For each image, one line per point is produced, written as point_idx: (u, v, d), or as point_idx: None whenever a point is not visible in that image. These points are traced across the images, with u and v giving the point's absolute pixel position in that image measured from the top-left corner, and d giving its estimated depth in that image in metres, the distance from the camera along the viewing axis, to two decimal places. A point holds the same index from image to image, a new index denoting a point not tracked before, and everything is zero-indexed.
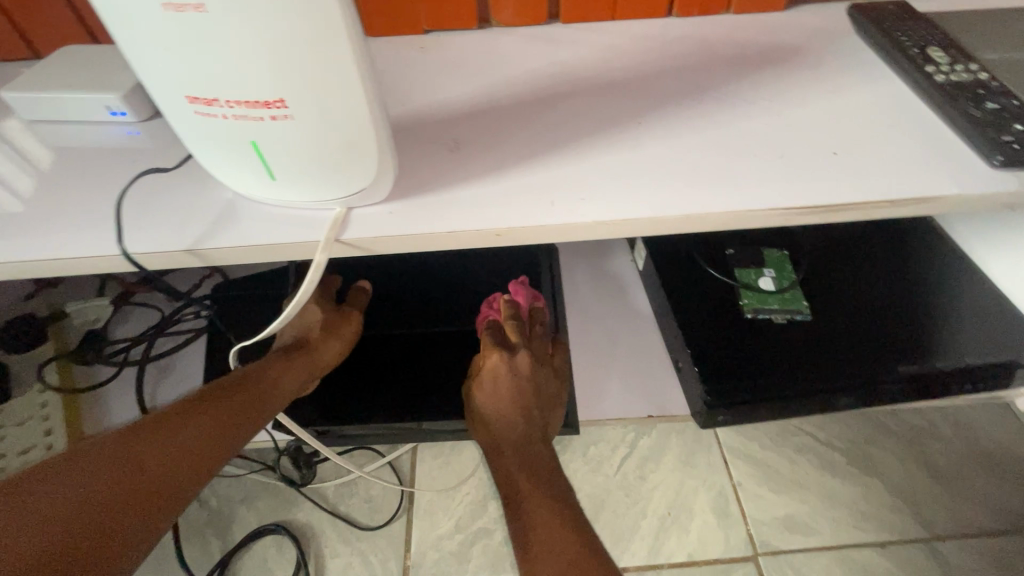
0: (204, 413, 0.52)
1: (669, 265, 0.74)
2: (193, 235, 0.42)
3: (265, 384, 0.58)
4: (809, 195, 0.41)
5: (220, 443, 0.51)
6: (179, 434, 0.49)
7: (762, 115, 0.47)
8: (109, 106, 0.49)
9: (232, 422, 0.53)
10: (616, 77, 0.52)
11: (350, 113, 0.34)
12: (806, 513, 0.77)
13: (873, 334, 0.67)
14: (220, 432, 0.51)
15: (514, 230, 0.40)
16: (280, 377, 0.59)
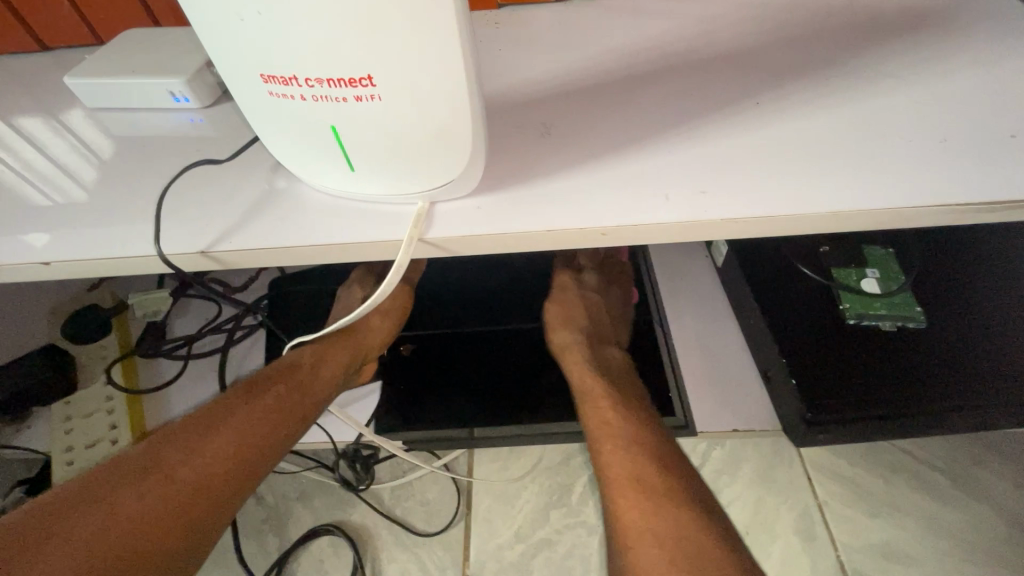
0: (249, 409, 0.49)
1: (757, 264, 0.67)
2: (261, 232, 0.38)
3: (311, 371, 0.54)
4: (983, 188, 0.33)
5: (263, 443, 0.48)
6: (218, 436, 0.46)
7: (910, 92, 0.40)
8: (173, 91, 0.46)
9: (275, 418, 0.49)
10: (724, 51, 0.45)
11: (446, 92, 0.30)
12: (905, 540, 0.69)
13: (1005, 346, 0.58)
14: (264, 429, 0.48)
15: (625, 229, 0.34)
16: (325, 365, 0.55)
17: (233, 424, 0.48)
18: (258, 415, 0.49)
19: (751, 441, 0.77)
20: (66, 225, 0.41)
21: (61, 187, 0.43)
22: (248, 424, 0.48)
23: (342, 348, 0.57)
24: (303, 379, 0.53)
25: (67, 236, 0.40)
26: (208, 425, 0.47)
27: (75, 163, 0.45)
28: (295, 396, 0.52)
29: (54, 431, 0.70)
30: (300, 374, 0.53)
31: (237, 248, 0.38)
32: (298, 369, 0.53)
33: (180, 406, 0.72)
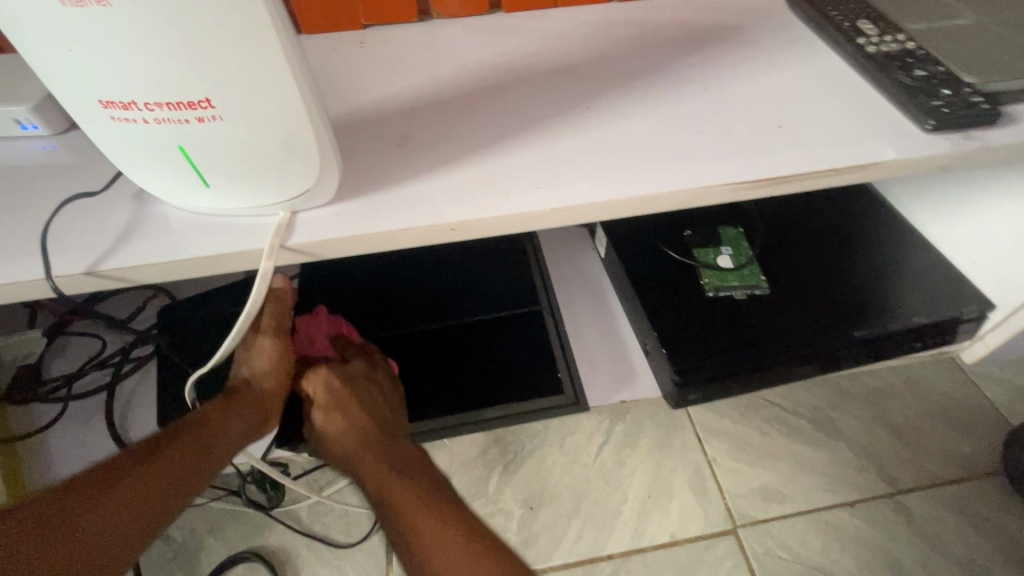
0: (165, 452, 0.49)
1: (631, 251, 0.75)
2: (122, 252, 0.39)
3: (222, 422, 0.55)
4: (757, 167, 0.41)
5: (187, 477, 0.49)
6: (120, 492, 0.45)
7: (709, 94, 0.47)
8: (18, 119, 0.45)
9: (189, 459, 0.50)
10: (563, 64, 0.51)
11: (284, 110, 0.32)
12: (779, 481, 0.79)
13: (829, 302, 0.68)
14: (170, 483, 0.48)
15: (469, 223, 0.39)
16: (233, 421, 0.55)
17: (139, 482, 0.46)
18: (166, 469, 0.48)
19: (647, 412, 0.85)
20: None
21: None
22: (153, 478, 0.47)
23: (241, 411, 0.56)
24: (209, 433, 0.53)
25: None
26: (103, 484, 0.44)
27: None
28: (205, 448, 0.51)
29: None
30: (207, 431, 0.53)
31: (96, 269, 0.38)
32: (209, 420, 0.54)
33: (63, 450, 0.68)
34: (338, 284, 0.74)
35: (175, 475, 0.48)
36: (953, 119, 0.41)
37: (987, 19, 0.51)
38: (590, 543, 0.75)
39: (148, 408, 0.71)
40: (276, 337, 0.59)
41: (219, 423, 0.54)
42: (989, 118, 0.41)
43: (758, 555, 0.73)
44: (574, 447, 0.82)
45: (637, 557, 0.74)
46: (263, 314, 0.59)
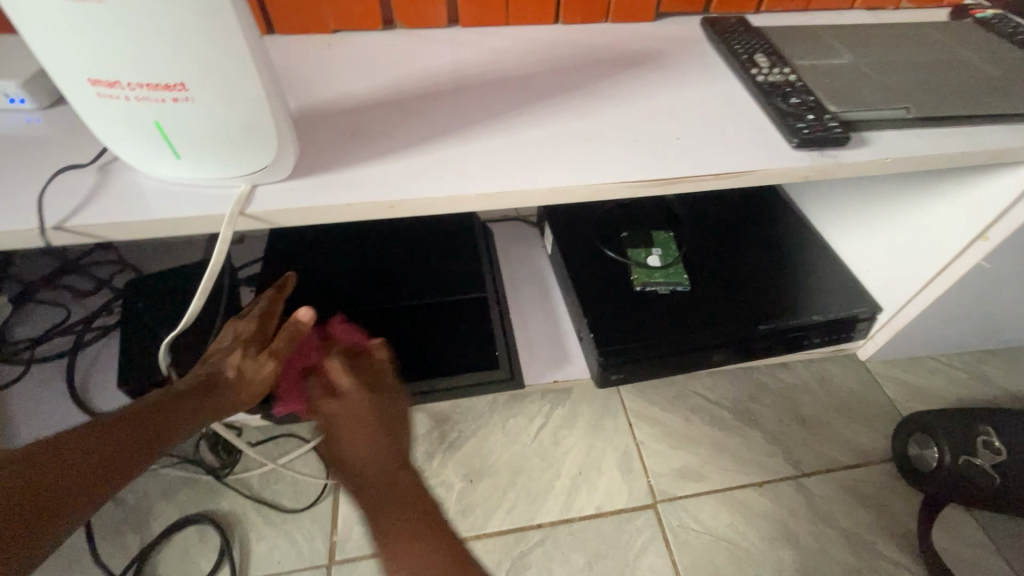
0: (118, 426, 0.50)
1: (573, 248, 0.83)
2: (96, 209, 0.44)
3: (177, 406, 0.55)
4: (654, 170, 0.49)
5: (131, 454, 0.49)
6: (54, 461, 0.44)
7: (625, 108, 0.55)
8: (6, 93, 0.50)
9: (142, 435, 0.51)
10: (505, 75, 0.59)
11: (248, 97, 0.39)
12: (698, 462, 0.87)
13: (740, 299, 0.78)
14: (111, 457, 0.47)
15: (405, 202, 0.45)
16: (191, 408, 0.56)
17: (72, 450, 0.46)
18: (103, 442, 0.48)
19: (584, 398, 0.93)
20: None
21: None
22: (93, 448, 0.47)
23: (203, 400, 0.57)
24: (152, 414, 0.53)
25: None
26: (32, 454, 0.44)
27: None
28: (158, 424, 0.53)
29: None
30: (167, 409, 0.54)
31: (76, 225, 0.43)
32: (164, 403, 0.55)
33: (22, 408, 0.71)
34: (298, 264, 0.80)
35: (114, 450, 0.48)
36: (813, 138, 0.50)
37: (861, 59, 0.60)
38: (523, 514, 0.81)
39: (109, 373, 0.75)
40: (252, 323, 0.64)
41: (168, 406, 0.54)
42: (840, 140, 0.51)
43: (674, 526, 0.81)
44: (515, 427, 0.89)
45: (564, 527, 0.80)
46: (261, 306, 0.67)
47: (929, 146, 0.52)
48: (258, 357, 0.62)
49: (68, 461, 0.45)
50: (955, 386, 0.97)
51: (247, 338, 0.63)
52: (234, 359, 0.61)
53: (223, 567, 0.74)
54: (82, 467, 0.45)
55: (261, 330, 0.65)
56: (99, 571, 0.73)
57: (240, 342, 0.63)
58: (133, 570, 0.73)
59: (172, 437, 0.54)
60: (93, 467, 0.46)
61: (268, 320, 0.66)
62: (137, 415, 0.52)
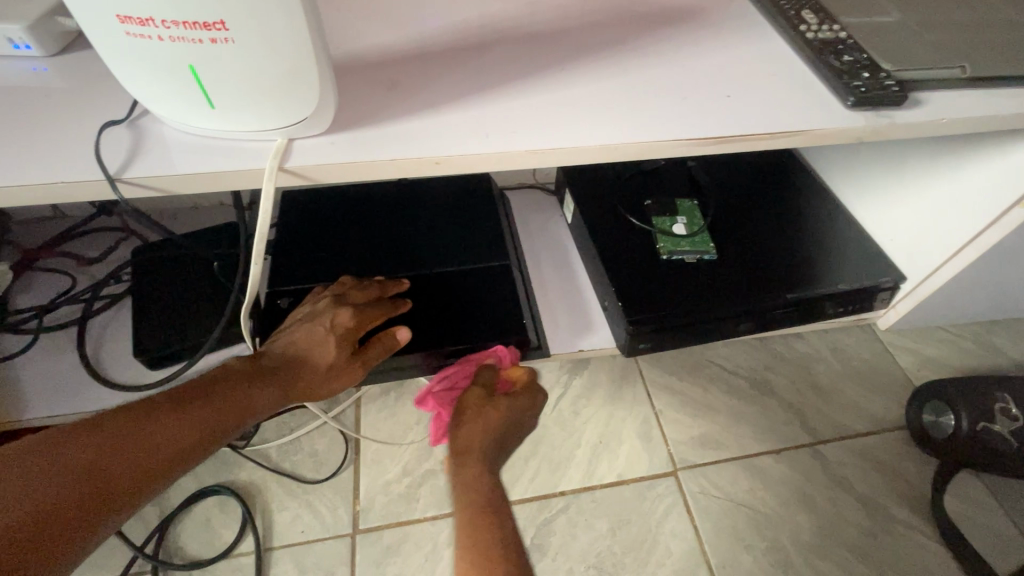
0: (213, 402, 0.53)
1: (596, 216, 0.81)
2: (124, 164, 0.41)
3: (262, 384, 0.56)
4: (707, 128, 0.47)
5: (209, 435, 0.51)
6: (71, 468, 0.43)
7: (670, 64, 0.53)
8: (12, 38, 0.46)
9: (224, 415, 0.53)
10: (542, 28, 0.56)
11: (291, 39, 0.36)
12: (716, 431, 0.88)
13: (767, 267, 0.77)
14: (195, 440, 0.50)
15: (452, 158, 0.43)
16: (267, 389, 0.57)
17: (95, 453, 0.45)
18: (134, 448, 0.47)
19: (602, 368, 0.92)
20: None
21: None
22: (116, 454, 0.46)
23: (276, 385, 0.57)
24: (186, 410, 0.51)
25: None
26: (48, 457, 0.43)
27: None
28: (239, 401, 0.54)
29: None
30: (249, 388, 0.56)
31: (103, 179, 0.40)
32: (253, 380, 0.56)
33: (32, 378, 0.68)
34: (314, 230, 0.76)
35: (142, 457, 0.47)
36: (869, 96, 0.48)
37: (909, 17, 0.58)
38: (545, 482, 0.81)
39: (122, 341, 0.72)
40: (351, 317, 0.63)
41: (213, 402, 0.53)
42: (896, 99, 0.49)
43: (694, 493, 0.82)
44: None
45: (587, 494, 0.81)
46: (365, 298, 0.66)
47: (985, 108, 0.50)
48: (348, 363, 0.62)
49: (155, 438, 0.48)
50: (966, 355, 0.98)
51: (342, 338, 0.62)
52: (316, 353, 0.61)
53: (246, 537, 0.74)
54: (99, 478, 0.44)
55: (359, 330, 0.63)
56: (120, 542, 0.72)
57: (336, 339, 0.62)
58: (154, 541, 0.72)
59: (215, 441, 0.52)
60: (110, 478, 0.45)
61: (372, 319, 0.65)
62: (179, 411, 0.51)
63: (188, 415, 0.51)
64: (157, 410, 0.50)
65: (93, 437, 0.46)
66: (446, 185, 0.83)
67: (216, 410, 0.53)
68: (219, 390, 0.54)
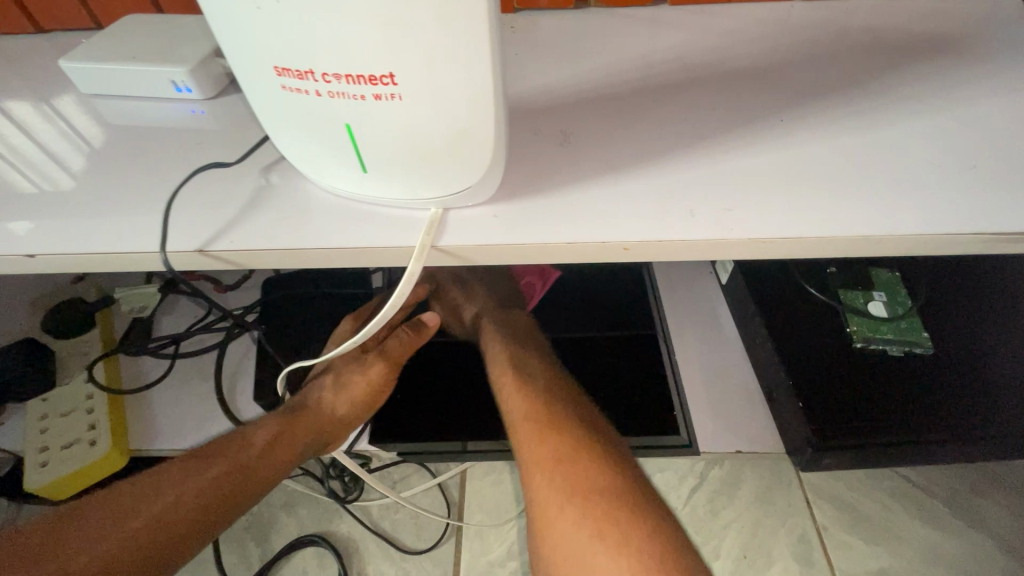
0: (240, 450, 0.54)
1: (764, 282, 0.67)
2: (264, 232, 0.36)
3: (288, 429, 0.58)
4: (1014, 217, 0.33)
5: (248, 480, 0.52)
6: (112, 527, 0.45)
7: (935, 113, 0.39)
8: (174, 80, 0.45)
9: (257, 459, 0.54)
10: (747, 64, 0.45)
11: (470, 97, 0.28)
12: (902, 568, 0.68)
13: (1007, 374, 0.58)
14: (231, 485, 0.51)
15: (645, 243, 0.33)
16: (304, 430, 0.58)
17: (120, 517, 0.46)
18: (166, 498, 0.48)
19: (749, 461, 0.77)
20: (9, 225, 0.39)
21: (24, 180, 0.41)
22: (154, 503, 0.48)
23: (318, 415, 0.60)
24: (180, 480, 0.50)
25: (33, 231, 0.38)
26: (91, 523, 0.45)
27: (48, 146, 0.44)
28: (274, 447, 0.56)
29: (28, 433, 0.64)
30: (282, 427, 0.57)
31: (212, 251, 0.36)
32: (281, 423, 0.58)
33: (164, 406, 0.69)
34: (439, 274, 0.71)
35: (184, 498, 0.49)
36: None
37: None
38: None
39: (247, 377, 0.71)
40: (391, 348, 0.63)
41: (229, 457, 0.53)
42: None
43: None
44: (662, 486, 0.75)
45: None
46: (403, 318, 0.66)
47: None
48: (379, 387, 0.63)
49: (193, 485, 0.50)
50: None
51: (376, 376, 0.62)
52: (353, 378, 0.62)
53: None
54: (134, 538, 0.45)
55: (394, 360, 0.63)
56: None
57: (367, 370, 0.62)
58: None
59: (231, 505, 0.51)
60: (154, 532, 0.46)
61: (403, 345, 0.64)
62: (186, 479, 0.50)
63: (208, 472, 0.51)
64: (167, 471, 0.50)
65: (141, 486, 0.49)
66: None
67: (250, 452, 0.54)
68: (224, 453, 0.53)
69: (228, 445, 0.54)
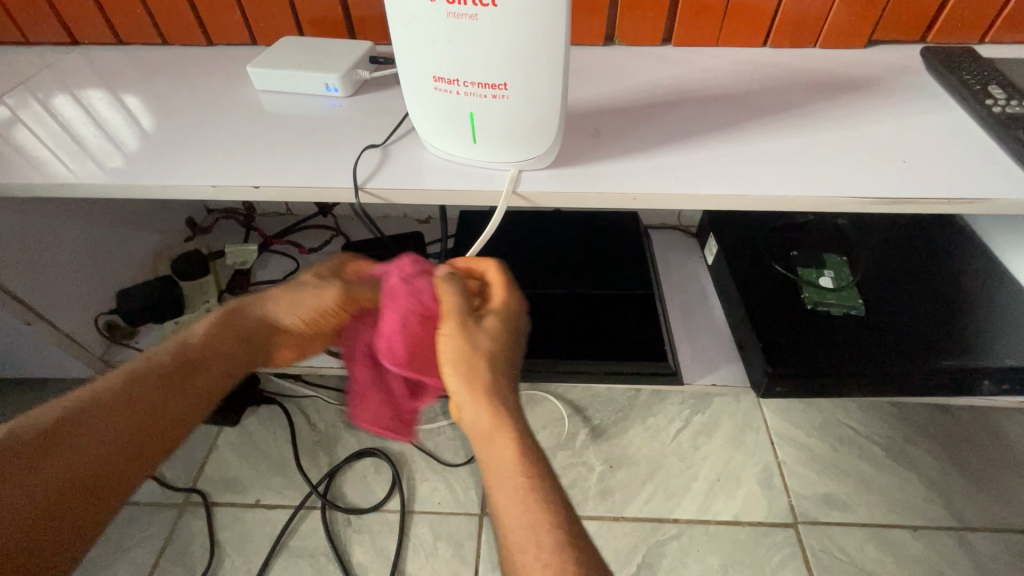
0: (144, 388, 0.53)
1: (739, 258, 0.86)
2: (399, 179, 0.55)
3: (203, 361, 0.57)
4: (881, 190, 0.52)
5: (167, 407, 0.54)
6: (28, 488, 0.46)
7: (843, 128, 0.59)
8: (328, 84, 0.65)
9: (170, 388, 0.54)
10: (723, 91, 0.65)
11: (547, 96, 0.47)
12: (844, 493, 0.86)
13: (921, 330, 0.76)
14: (147, 413, 0.53)
15: (648, 195, 0.52)
16: (228, 360, 0.58)
17: (34, 472, 0.47)
18: (78, 447, 0.49)
19: (725, 409, 0.95)
20: (223, 171, 0.58)
21: (104, 156, 0.62)
22: (70, 450, 0.49)
23: (236, 342, 0.58)
24: (103, 413, 0.51)
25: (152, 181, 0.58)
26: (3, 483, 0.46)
27: (191, 130, 0.64)
28: (180, 378, 0.55)
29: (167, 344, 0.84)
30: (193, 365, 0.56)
31: (368, 188, 0.55)
32: (196, 363, 0.56)
33: None
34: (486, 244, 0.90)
35: (103, 441, 0.50)
36: None
37: None
38: (659, 507, 0.85)
39: None
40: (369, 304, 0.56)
41: (131, 396, 0.53)
42: None
43: (815, 550, 0.80)
44: (654, 425, 0.93)
45: (700, 527, 0.83)
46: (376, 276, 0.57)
47: None
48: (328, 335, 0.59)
49: (101, 428, 0.51)
50: None
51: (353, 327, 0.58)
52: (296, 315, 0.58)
53: (393, 498, 0.86)
54: (65, 485, 0.48)
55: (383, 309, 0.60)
56: (299, 480, 0.88)
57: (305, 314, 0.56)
58: (324, 484, 0.88)
59: (167, 423, 0.54)
60: (86, 476, 0.49)
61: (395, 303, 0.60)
62: (97, 423, 0.51)
63: (116, 412, 0.52)
64: (67, 418, 0.50)
65: (47, 442, 0.48)
66: (598, 215, 0.92)
67: (150, 390, 0.53)
68: (124, 390, 0.53)
69: (128, 385, 0.53)
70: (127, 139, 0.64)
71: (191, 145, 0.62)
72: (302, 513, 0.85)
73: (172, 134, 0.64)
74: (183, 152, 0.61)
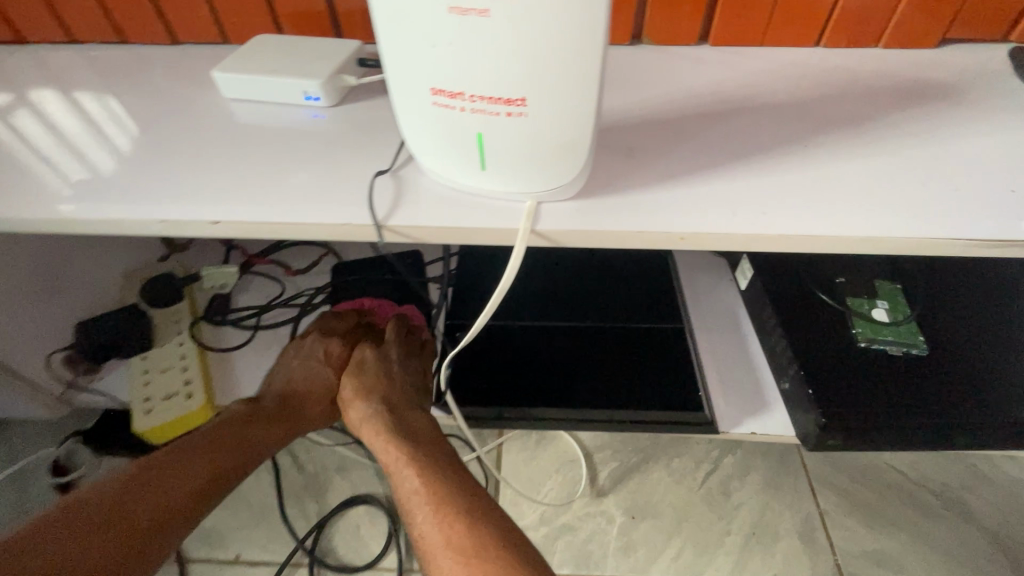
0: (208, 445, 0.61)
1: (780, 285, 0.75)
2: (391, 211, 0.45)
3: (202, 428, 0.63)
4: (989, 228, 0.42)
5: (224, 462, 0.60)
6: (95, 531, 0.50)
7: (928, 146, 0.49)
8: (307, 91, 0.55)
9: (214, 446, 0.61)
10: (776, 100, 0.55)
11: (576, 114, 0.38)
12: (896, 550, 0.76)
13: (994, 375, 0.66)
14: (212, 469, 0.59)
15: (700, 235, 0.42)
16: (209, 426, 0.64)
17: (104, 521, 0.51)
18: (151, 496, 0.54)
19: (759, 450, 0.85)
20: (178, 199, 0.49)
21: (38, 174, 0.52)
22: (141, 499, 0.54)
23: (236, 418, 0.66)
24: (174, 469, 0.57)
25: (91, 211, 0.48)
26: (74, 529, 0.50)
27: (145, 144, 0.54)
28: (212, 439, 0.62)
29: (133, 384, 0.75)
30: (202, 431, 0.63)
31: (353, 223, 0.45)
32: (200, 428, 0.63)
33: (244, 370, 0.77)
34: (492, 268, 0.80)
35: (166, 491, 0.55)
36: None
37: None
38: (689, 566, 0.76)
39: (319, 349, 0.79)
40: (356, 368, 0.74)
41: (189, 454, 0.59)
42: None
43: None
44: (680, 468, 0.83)
45: None
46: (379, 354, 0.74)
47: None
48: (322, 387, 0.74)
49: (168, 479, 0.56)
50: None
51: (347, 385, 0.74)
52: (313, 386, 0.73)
53: (389, 553, 0.77)
54: (127, 530, 0.51)
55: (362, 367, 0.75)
56: (285, 533, 0.79)
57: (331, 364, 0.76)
58: (312, 537, 0.78)
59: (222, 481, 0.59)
60: (150, 521, 0.53)
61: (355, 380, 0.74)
62: (167, 477, 0.56)
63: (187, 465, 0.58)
64: (143, 475, 0.56)
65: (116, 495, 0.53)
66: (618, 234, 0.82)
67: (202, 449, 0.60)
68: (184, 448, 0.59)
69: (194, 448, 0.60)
70: (69, 156, 0.54)
71: (144, 168, 0.52)
72: (287, 570, 0.76)
73: (122, 156, 0.53)
74: (133, 176, 0.51)
